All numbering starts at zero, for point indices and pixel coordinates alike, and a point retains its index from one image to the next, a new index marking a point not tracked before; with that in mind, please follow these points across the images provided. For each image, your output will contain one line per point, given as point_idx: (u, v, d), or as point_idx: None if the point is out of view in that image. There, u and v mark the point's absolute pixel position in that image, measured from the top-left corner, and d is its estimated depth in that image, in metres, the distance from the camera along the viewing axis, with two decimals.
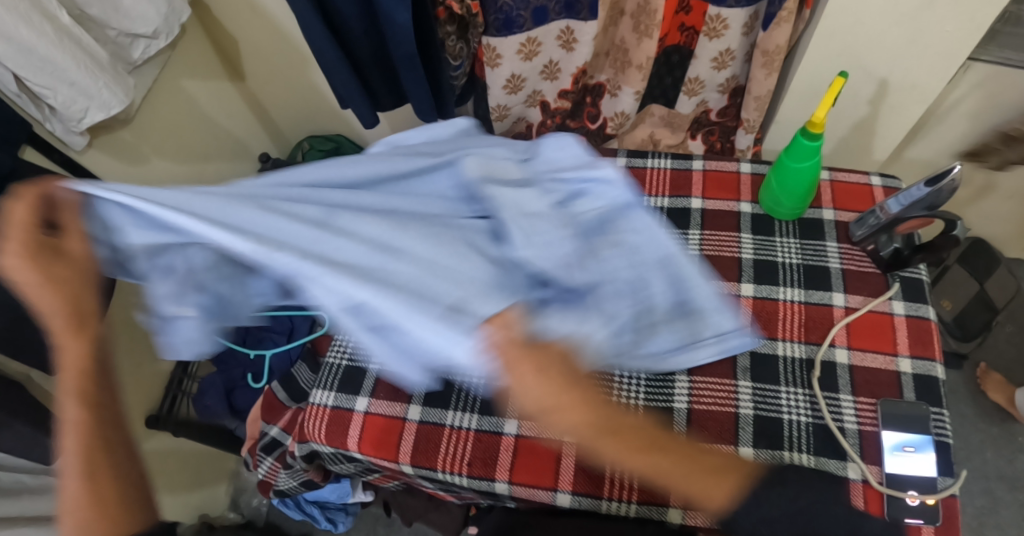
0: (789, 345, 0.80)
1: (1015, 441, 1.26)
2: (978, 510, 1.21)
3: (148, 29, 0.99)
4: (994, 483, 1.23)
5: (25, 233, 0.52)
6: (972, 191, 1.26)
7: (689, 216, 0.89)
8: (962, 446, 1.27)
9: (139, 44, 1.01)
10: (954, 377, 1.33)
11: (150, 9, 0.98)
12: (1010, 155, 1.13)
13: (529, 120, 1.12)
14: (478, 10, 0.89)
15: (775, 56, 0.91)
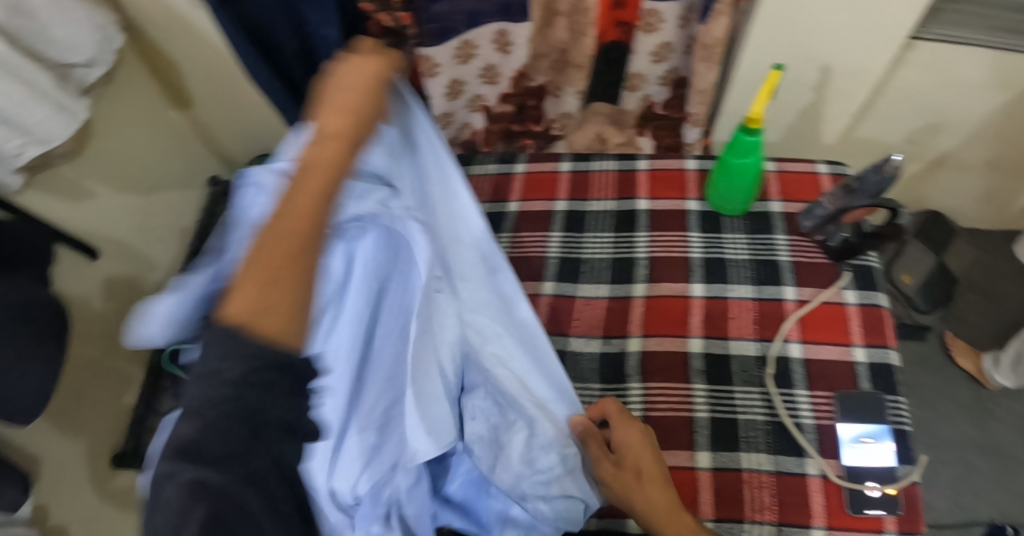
0: (742, 343, 0.79)
1: (986, 410, 1.28)
2: (954, 479, 1.21)
3: (83, 57, 0.89)
4: (971, 454, 1.23)
5: (360, 96, 0.48)
6: (926, 166, 1.26)
7: (635, 219, 0.88)
8: (936, 417, 1.28)
9: (76, 73, 0.89)
10: (922, 349, 1.34)
11: (79, 34, 0.87)
12: (959, 127, 1.13)
13: (474, 126, 1.09)
14: (408, 21, 0.86)
15: (715, 49, 0.90)
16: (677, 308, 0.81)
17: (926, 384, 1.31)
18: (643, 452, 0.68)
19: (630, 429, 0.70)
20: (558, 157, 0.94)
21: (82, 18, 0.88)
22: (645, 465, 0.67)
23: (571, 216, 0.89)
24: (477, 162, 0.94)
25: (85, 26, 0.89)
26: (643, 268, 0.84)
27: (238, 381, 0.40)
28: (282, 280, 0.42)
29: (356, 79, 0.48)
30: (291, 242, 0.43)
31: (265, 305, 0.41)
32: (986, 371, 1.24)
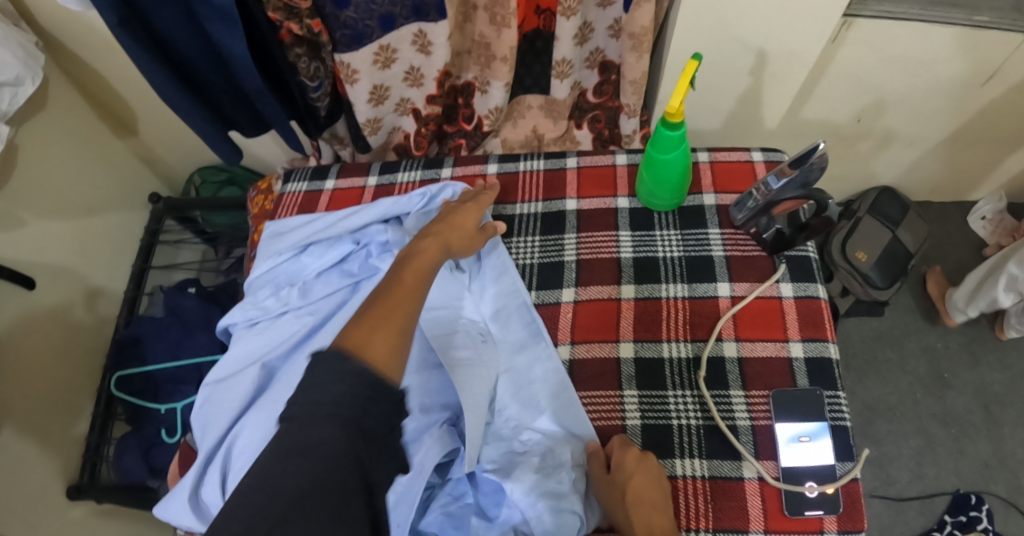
0: (675, 345, 0.77)
1: (943, 380, 1.32)
2: (915, 451, 1.26)
3: (8, 75, 0.92)
4: (928, 423, 1.28)
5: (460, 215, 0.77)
6: (874, 142, 1.25)
7: (564, 220, 0.85)
8: (894, 390, 1.32)
9: (3, 92, 0.93)
10: (879, 324, 1.38)
11: (4, 53, 0.92)
12: (903, 101, 1.12)
13: (405, 129, 1.05)
14: (319, 28, 0.83)
15: (642, 38, 0.87)
16: (607, 312, 0.79)
17: (881, 358, 1.35)
18: (645, 473, 0.67)
19: (630, 454, 0.68)
20: (486, 158, 0.92)
21: (4, 37, 0.92)
22: (645, 488, 0.66)
23: (498, 221, 0.86)
24: (403, 170, 0.93)
25: (8, 45, 0.93)
26: (571, 272, 0.82)
27: (344, 394, 0.45)
28: (387, 332, 0.54)
29: (454, 211, 0.77)
30: (404, 300, 0.60)
31: (374, 336, 0.53)
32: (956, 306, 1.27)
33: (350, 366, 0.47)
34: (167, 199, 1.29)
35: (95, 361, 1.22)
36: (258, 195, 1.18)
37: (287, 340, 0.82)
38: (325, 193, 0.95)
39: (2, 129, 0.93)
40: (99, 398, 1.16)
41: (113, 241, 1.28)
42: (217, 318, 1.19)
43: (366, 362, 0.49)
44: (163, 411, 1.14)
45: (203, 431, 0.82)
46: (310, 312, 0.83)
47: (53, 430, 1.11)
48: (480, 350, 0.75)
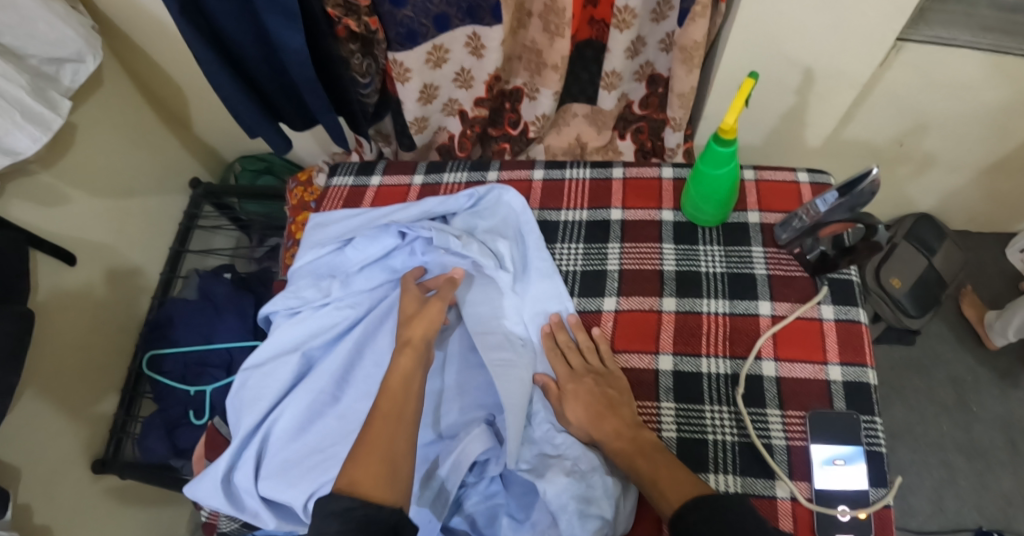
0: (714, 361, 0.77)
1: (968, 410, 1.31)
2: (936, 482, 1.26)
3: (69, 52, 0.95)
4: (950, 453, 1.28)
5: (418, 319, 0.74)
6: (913, 166, 1.24)
7: (608, 229, 0.86)
8: (919, 420, 1.31)
9: (65, 69, 0.97)
10: (908, 352, 1.38)
11: (65, 29, 0.93)
12: (947, 127, 1.12)
13: (449, 130, 1.06)
14: (376, 26, 0.85)
15: (694, 52, 0.87)
16: (648, 323, 0.79)
17: (908, 386, 1.34)
18: (577, 379, 0.74)
19: (561, 362, 0.76)
20: (532, 164, 0.93)
21: (65, 13, 0.93)
22: (581, 390, 0.73)
23: (543, 226, 0.87)
24: (449, 171, 0.94)
25: (70, 21, 0.94)
26: (613, 282, 0.82)
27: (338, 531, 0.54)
28: (375, 462, 0.61)
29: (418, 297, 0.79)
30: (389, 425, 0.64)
31: (365, 472, 0.60)
32: (988, 326, 1.30)
33: (342, 504, 0.56)
34: (205, 185, 1.34)
35: (129, 339, 1.24)
36: (297, 185, 1.21)
37: (327, 331, 0.83)
38: (370, 189, 0.96)
39: (64, 104, 0.96)
40: (128, 375, 1.20)
41: (153, 224, 1.30)
42: (249, 304, 1.19)
43: (358, 497, 0.58)
44: (192, 393, 1.15)
45: (238, 416, 0.83)
46: (351, 305, 0.84)
47: (84, 406, 1.13)
48: (517, 352, 0.78)
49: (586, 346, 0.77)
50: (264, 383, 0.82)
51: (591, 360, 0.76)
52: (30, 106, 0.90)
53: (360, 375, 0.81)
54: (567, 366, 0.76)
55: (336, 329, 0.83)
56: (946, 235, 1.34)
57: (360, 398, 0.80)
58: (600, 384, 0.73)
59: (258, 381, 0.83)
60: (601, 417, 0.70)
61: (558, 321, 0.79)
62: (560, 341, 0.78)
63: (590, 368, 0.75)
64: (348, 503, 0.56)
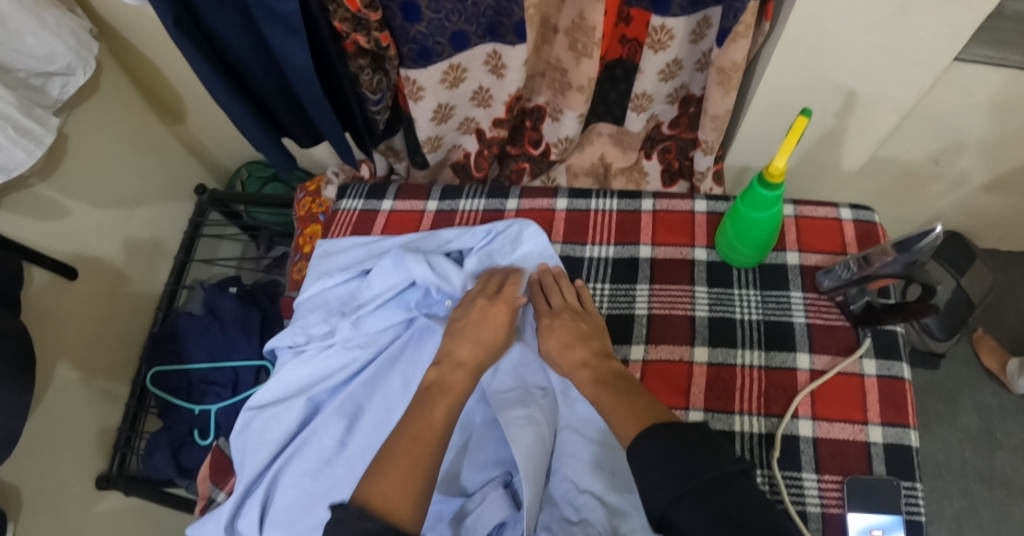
0: (748, 419, 0.72)
1: (993, 439, 1.26)
2: (957, 512, 1.21)
3: (59, 66, 0.90)
4: (972, 483, 1.23)
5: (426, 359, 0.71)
6: (945, 187, 1.17)
7: (636, 267, 0.81)
8: (942, 447, 1.27)
9: (53, 81, 0.92)
10: (932, 376, 1.33)
11: (55, 43, 0.88)
12: (990, 149, 1.04)
13: (465, 147, 1.01)
14: (387, 43, 0.78)
15: (732, 75, 0.80)
16: (678, 375, 0.74)
17: (933, 412, 1.30)
18: (556, 314, 0.74)
19: (540, 299, 0.77)
20: (555, 191, 0.87)
21: (57, 25, 0.87)
22: (558, 323, 0.73)
23: (566, 263, 0.83)
24: (465, 198, 0.89)
25: (60, 33, 0.89)
26: (642, 327, 0.77)
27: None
28: None
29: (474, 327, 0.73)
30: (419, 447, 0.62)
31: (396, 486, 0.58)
32: (1010, 375, 1.24)
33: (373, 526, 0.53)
34: (213, 192, 1.30)
35: (131, 352, 1.21)
36: (304, 195, 1.16)
37: (333, 374, 0.80)
38: (381, 214, 0.91)
39: (52, 121, 0.90)
40: (133, 390, 1.16)
41: (155, 230, 1.25)
42: (255, 320, 1.16)
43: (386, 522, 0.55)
44: (196, 412, 1.12)
45: (243, 458, 0.80)
46: (360, 346, 0.80)
47: (86, 424, 1.10)
48: (537, 405, 0.74)
49: (570, 290, 0.77)
50: (269, 427, 0.78)
51: (570, 301, 0.76)
52: (21, 123, 0.85)
53: (369, 421, 0.78)
54: (545, 303, 0.77)
55: (343, 374, 0.79)
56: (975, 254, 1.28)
57: (367, 447, 0.77)
58: (574, 318, 0.74)
59: (263, 423, 0.79)
60: (570, 348, 0.71)
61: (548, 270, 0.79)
62: (545, 284, 0.78)
63: (568, 306, 0.75)
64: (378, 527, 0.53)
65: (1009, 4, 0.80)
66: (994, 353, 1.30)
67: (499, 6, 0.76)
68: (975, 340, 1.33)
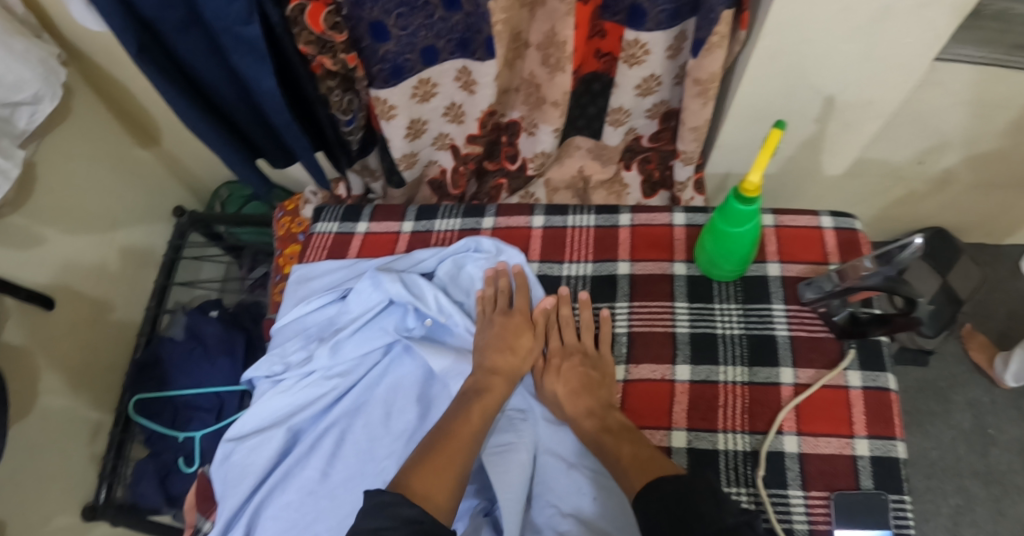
0: (731, 437, 0.71)
1: (987, 435, 1.26)
2: (953, 510, 1.21)
3: (27, 94, 0.88)
4: (968, 480, 1.23)
5: None
6: (931, 185, 1.15)
7: (615, 285, 0.80)
8: (935, 445, 1.26)
9: (21, 112, 0.89)
10: (924, 374, 1.32)
11: (23, 71, 0.86)
12: (975, 149, 1.03)
13: (441, 163, 0.99)
14: (355, 64, 0.77)
15: (710, 86, 0.78)
16: (661, 395, 0.73)
17: (925, 410, 1.29)
18: (566, 355, 0.75)
19: (556, 335, 0.78)
20: (531, 209, 0.87)
21: (24, 52, 0.86)
22: (567, 366, 0.74)
23: (543, 282, 0.83)
24: (441, 218, 0.88)
25: (27, 60, 0.87)
26: (622, 347, 0.77)
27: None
28: None
29: (490, 347, 0.75)
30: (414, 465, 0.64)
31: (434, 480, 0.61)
32: (998, 372, 1.24)
33: (412, 511, 0.55)
34: (192, 214, 1.28)
35: (115, 379, 1.19)
36: (283, 215, 1.15)
37: (313, 403, 0.78)
38: (357, 237, 0.90)
39: (19, 153, 0.89)
40: (117, 418, 1.14)
41: (135, 253, 1.23)
42: (238, 343, 1.15)
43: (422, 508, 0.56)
44: (181, 439, 1.10)
45: (222, 490, 0.78)
46: (339, 374, 0.79)
47: (70, 453, 1.09)
48: (517, 431, 0.72)
49: (586, 325, 0.78)
50: (248, 459, 0.77)
51: (584, 339, 0.77)
52: None
53: (351, 452, 0.76)
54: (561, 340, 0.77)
55: (323, 402, 0.77)
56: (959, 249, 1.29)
57: (351, 477, 0.75)
58: (585, 363, 0.74)
59: (242, 457, 0.77)
60: (578, 394, 0.72)
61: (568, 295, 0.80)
62: (561, 314, 0.79)
63: (580, 347, 0.76)
64: (416, 512, 0.55)
65: None
66: (984, 348, 1.29)
67: (468, 21, 0.76)
68: (966, 337, 1.32)
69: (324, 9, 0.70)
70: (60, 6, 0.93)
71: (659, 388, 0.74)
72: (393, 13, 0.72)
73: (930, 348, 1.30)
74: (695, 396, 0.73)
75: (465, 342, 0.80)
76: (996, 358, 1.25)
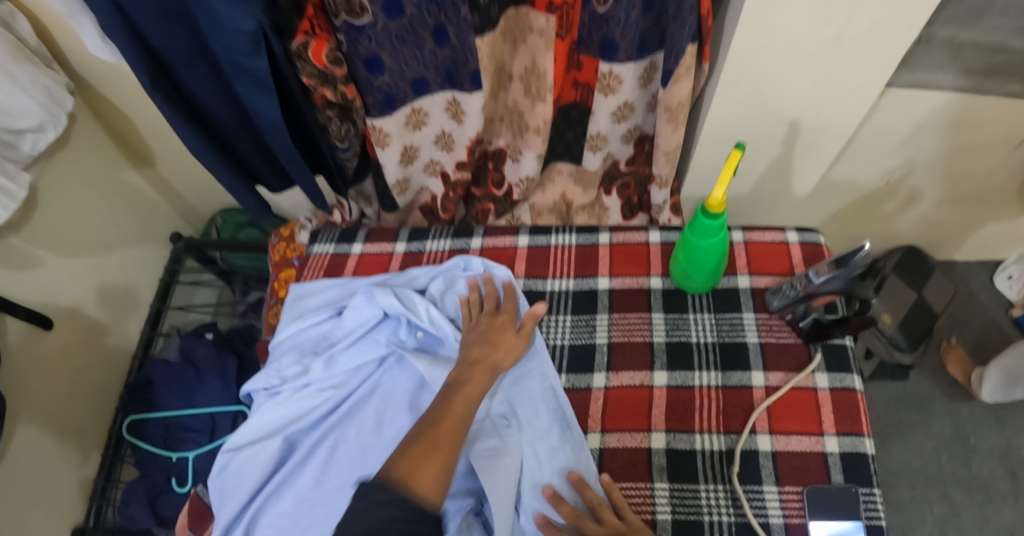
0: (708, 437, 0.75)
1: (968, 444, 1.30)
2: (939, 518, 1.24)
3: (32, 122, 0.94)
4: (952, 489, 1.26)
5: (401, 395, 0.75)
6: (899, 202, 1.22)
7: (596, 299, 0.85)
8: (917, 455, 1.30)
9: (24, 138, 0.96)
10: (903, 387, 1.37)
11: (27, 102, 0.92)
12: (934, 167, 1.10)
13: (431, 190, 1.05)
14: (353, 95, 0.84)
15: (679, 113, 0.85)
16: (639, 399, 0.78)
17: (907, 422, 1.33)
18: None
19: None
20: (517, 229, 0.92)
21: (30, 84, 0.92)
22: None
23: (529, 296, 0.87)
24: (432, 238, 0.94)
25: (32, 91, 0.93)
26: (603, 355, 0.81)
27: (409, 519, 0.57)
28: None
29: (481, 342, 0.78)
30: None
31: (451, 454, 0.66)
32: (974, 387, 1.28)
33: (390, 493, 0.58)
34: (187, 239, 1.31)
35: (108, 403, 1.21)
36: (279, 241, 1.19)
37: (307, 415, 0.81)
38: (352, 257, 0.94)
39: (24, 176, 0.96)
40: (109, 439, 1.16)
41: (131, 278, 1.27)
42: (230, 365, 1.17)
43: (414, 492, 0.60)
44: (174, 459, 1.12)
45: (219, 501, 0.80)
46: (333, 387, 0.82)
47: (58, 475, 1.10)
48: (503, 436, 0.75)
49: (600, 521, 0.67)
50: (244, 469, 0.80)
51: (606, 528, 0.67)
52: None
53: (344, 457, 0.79)
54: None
55: (316, 414, 0.80)
56: (931, 267, 1.34)
57: (343, 483, 0.77)
58: None
59: (238, 467, 0.80)
60: None
61: (554, 494, 0.70)
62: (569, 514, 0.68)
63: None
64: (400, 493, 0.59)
65: (936, 31, 0.82)
66: (961, 363, 1.33)
67: (455, 57, 0.82)
68: (943, 350, 1.37)
69: (326, 46, 0.78)
70: (73, 43, 1.00)
71: (640, 391, 0.78)
72: (388, 47, 0.79)
73: (909, 363, 1.34)
74: (673, 398, 0.77)
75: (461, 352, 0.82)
76: (971, 373, 1.29)
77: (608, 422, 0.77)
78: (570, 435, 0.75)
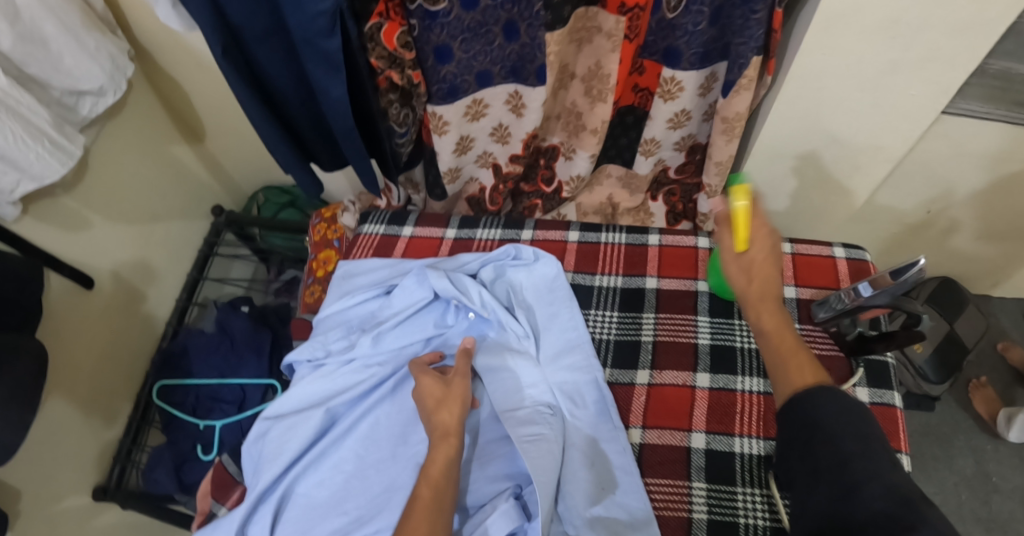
0: (748, 441, 0.75)
1: (990, 482, 1.30)
2: None
3: (94, 86, 0.96)
4: (971, 526, 1.26)
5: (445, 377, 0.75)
6: (939, 231, 1.23)
7: (642, 298, 0.87)
8: (938, 490, 1.30)
9: (86, 101, 0.97)
10: (927, 420, 1.37)
11: (92, 66, 0.94)
12: (979, 199, 1.11)
13: (481, 181, 1.08)
14: (419, 80, 0.85)
15: (736, 124, 0.87)
16: (681, 398, 0.79)
17: (929, 455, 1.34)
18: None
19: None
20: (567, 225, 0.94)
21: (95, 49, 0.94)
22: None
23: (577, 291, 0.88)
24: (483, 227, 0.95)
25: (98, 56, 0.95)
26: (647, 353, 0.82)
27: None
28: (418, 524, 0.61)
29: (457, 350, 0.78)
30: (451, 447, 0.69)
31: None
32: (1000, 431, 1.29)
33: None
34: (229, 214, 1.35)
35: (140, 369, 1.23)
36: (319, 222, 1.20)
37: (350, 389, 0.82)
38: (402, 239, 0.96)
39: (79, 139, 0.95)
40: (137, 403, 1.19)
41: (171, 248, 1.29)
42: (265, 341, 1.18)
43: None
44: (202, 428, 1.13)
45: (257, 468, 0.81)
46: (378, 364, 0.83)
47: (88, 436, 1.11)
48: (547, 424, 0.76)
49: None
50: (286, 438, 0.80)
51: None
52: (57, 139, 0.90)
53: (387, 431, 0.80)
54: None
55: (360, 389, 0.82)
56: (967, 300, 1.31)
57: (384, 458, 0.78)
58: None
59: (281, 436, 0.80)
60: None
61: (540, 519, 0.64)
62: None
63: None
64: None
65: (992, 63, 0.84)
66: (987, 402, 1.35)
67: (523, 52, 0.84)
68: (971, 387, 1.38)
69: (398, 29, 0.79)
70: (142, 12, 1.02)
71: (682, 390, 0.79)
72: (459, 37, 0.81)
73: (936, 395, 1.34)
74: (714, 398, 0.78)
75: (507, 340, 0.83)
76: (999, 414, 1.29)
77: (650, 419, 0.78)
78: (612, 427, 0.76)
